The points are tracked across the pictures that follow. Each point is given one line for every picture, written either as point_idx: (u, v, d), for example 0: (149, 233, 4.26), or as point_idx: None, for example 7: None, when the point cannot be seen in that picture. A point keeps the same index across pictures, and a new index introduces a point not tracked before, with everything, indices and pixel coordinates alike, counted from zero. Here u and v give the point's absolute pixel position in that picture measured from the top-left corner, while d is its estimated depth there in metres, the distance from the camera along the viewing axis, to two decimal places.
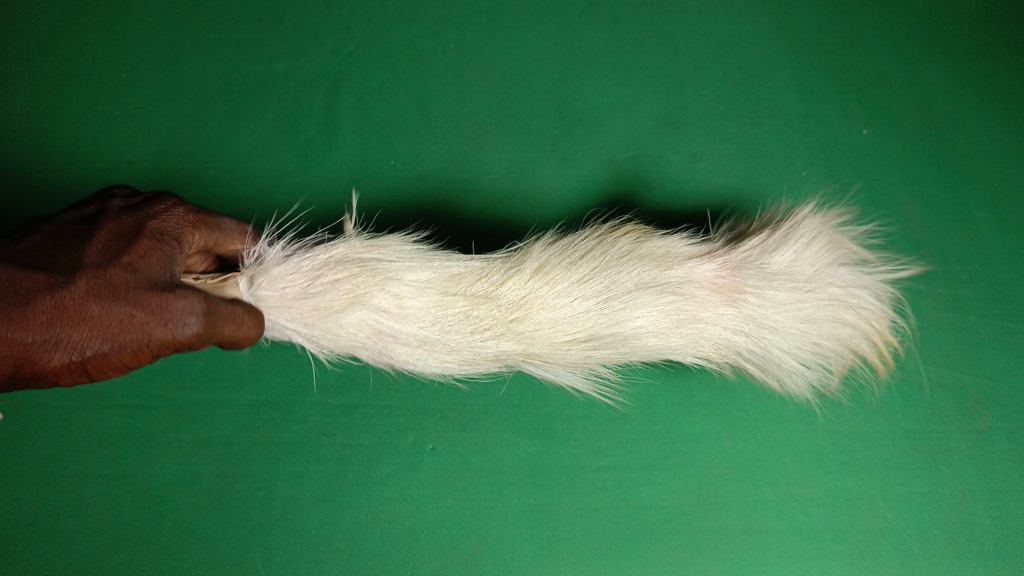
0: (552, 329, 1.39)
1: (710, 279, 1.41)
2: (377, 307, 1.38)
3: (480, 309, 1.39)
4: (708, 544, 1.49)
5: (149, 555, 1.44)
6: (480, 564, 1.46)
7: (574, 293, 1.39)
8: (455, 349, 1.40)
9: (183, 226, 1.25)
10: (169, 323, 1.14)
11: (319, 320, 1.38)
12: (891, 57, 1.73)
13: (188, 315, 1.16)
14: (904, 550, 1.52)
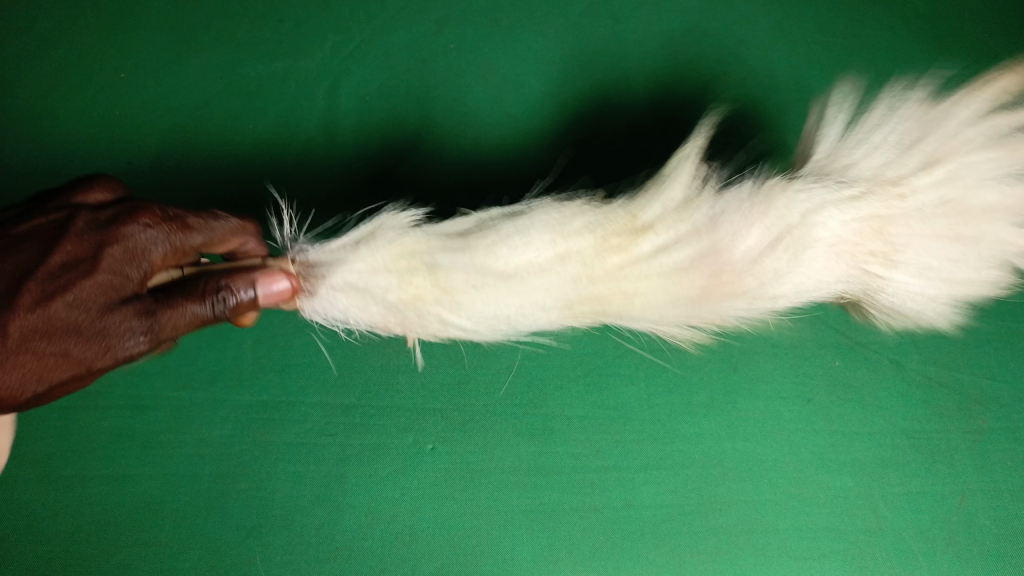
0: (667, 273, 1.13)
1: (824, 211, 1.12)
2: (460, 270, 1.12)
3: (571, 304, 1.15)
4: (774, 543, 1.25)
5: (149, 558, 1.25)
6: (477, 565, 1.24)
7: (667, 245, 1.13)
8: (572, 296, 1.14)
9: (156, 243, 1.00)
10: (128, 345, 0.97)
11: (398, 301, 1.14)
12: (931, 40, 1.54)
13: (146, 333, 0.97)
14: (980, 555, 1.25)
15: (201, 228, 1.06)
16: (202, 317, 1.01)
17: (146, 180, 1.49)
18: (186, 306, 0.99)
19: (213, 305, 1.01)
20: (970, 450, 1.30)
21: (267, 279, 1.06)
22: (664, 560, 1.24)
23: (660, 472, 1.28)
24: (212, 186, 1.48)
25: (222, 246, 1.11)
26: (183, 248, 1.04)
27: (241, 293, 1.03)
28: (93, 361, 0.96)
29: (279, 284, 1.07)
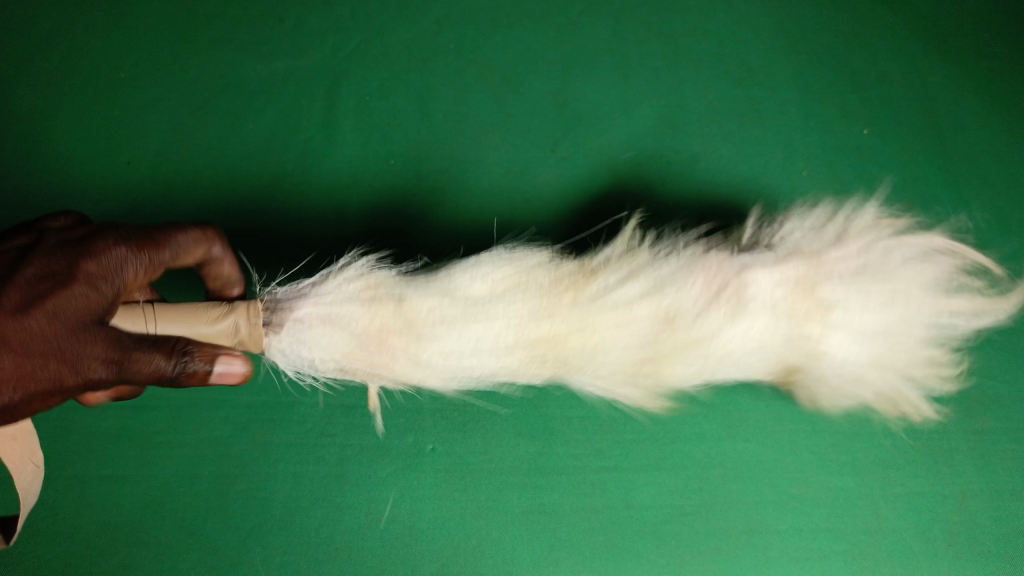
0: (607, 342, 1.16)
1: (775, 284, 1.16)
2: (427, 307, 1.14)
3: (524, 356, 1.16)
4: (774, 544, 1.25)
5: (149, 558, 1.25)
6: (477, 566, 1.23)
7: (619, 302, 1.15)
8: (539, 349, 1.16)
9: (123, 263, 1.00)
10: (93, 372, 0.94)
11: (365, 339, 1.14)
12: (929, 40, 1.55)
13: (109, 365, 0.95)
14: (980, 556, 1.25)
15: (169, 243, 1.05)
16: (159, 372, 0.97)
17: (144, 179, 1.46)
18: (150, 356, 0.96)
19: (174, 361, 0.97)
20: (972, 451, 1.29)
21: (227, 360, 1.02)
22: (665, 560, 1.24)
23: (661, 470, 1.28)
24: (210, 184, 1.45)
25: (191, 256, 1.10)
26: (153, 266, 1.03)
27: (204, 353, 1.00)
28: (59, 384, 0.94)
29: (237, 367, 1.03)
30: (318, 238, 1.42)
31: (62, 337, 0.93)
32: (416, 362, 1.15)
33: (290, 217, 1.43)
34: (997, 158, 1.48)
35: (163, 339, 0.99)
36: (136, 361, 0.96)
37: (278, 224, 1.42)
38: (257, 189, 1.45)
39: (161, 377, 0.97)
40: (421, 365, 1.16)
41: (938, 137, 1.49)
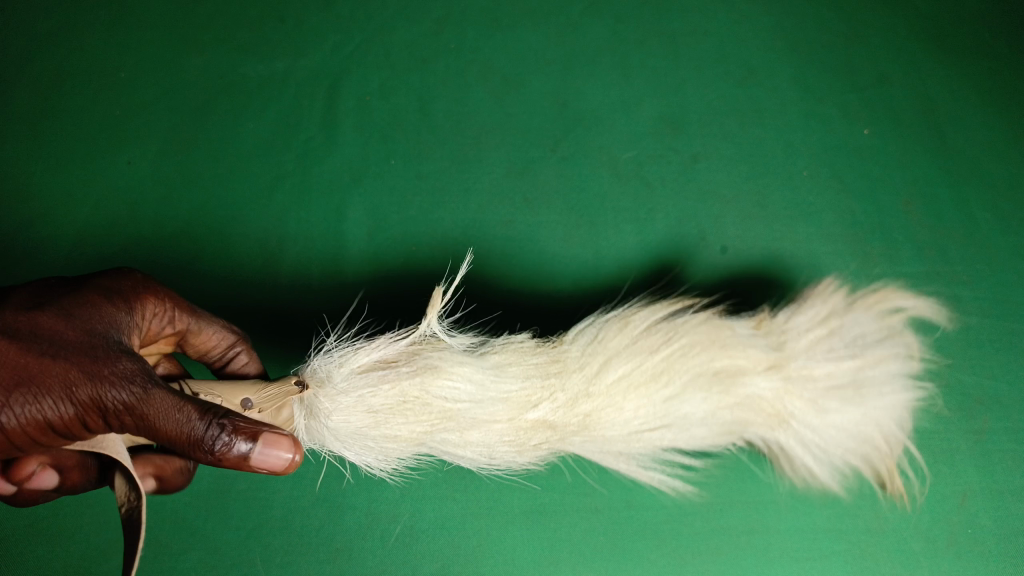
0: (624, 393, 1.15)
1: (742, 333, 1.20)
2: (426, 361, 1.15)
3: (541, 425, 1.15)
4: (774, 544, 1.25)
5: (150, 558, 1.24)
6: (477, 566, 1.23)
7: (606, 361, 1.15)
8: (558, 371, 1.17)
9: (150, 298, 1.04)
10: (106, 389, 0.86)
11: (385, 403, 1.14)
12: (929, 41, 1.56)
13: (135, 387, 0.87)
14: (981, 556, 1.24)
15: (199, 313, 1.12)
16: (191, 433, 0.86)
17: (144, 178, 1.45)
18: (185, 412, 0.86)
19: (210, 429, 0.85)
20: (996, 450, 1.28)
21: (272, 441, 0.89)
22: (665, 560, 1.24)
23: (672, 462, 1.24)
24: (211, 182, 1.45)
25: (211, 332, 1.13)
26: (176, 319, 1.08)
27: (245, 427, 0.88)
28: (67, 397, 0.84)
29: (282, 453, 0.89)
30: (316, 239, 1.40)
31: (88, 345, 0.87)
32: (453, 422, 1.14)
33: (290, 217, 1.42)
34: (998, 157, 1.47)
35: (199, 404, 0.88)
36: (161, 400, 0.87)
37: (278, 223, 1.42)
38: (258, 189, 1.44)
39: (190, 440, 0.86)
40: (455, 430, 1.15)
41: (939, 137, 1.49)
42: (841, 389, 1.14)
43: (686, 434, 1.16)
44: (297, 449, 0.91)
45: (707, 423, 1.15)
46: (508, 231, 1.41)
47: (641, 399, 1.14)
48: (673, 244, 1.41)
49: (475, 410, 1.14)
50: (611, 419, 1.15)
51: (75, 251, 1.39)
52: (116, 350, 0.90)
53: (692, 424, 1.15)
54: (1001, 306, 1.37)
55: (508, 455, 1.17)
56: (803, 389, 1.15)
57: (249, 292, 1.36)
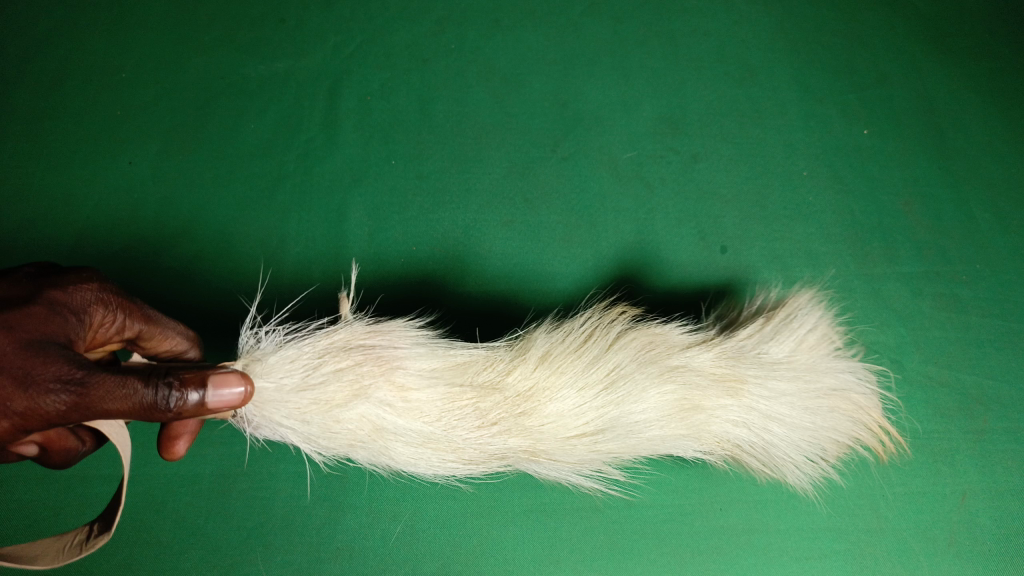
0: (562, 424, 1.14)
1: (710, 368, 1.17)
2: (379, 363, 1.10)
3: (487, 402, 1.14)
4: (774, 543, 1.24)
5: (150, 558, 1.24)
6: (477, 565, 1.23)
7: (563, 385, 1.16)
8: (505, 388, 1.15)
9: (92, 303, 0.98)
10: (44, 396, 0.83)
11: (323, 406, 1.07)
12: (928, 41, 1.56)
13: (70, 387, 0.84)
14: (982, 556, 1.24)
15: (148, 317, 1.06)
16: (143, 402, 0.87)
17: (144, 178, 1.46)
18: (131, 385, 0.86)
19: (160, 391, 0.87)
20: (992, 447, 1.29)
21: (220, 381, 0.93)
22: (665, 560, 1.23)
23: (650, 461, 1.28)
24: (211, 183, 1.45)
25: (155, 337, 1.08)
26: (124, 324, 1.02)
27: (193, 377, 0.90)
28: (4, 408, 0.82)
29: (233, 387, 0.94)
30: (317, 239, 1.41)
31: (12, 352, 0.83)
32: (389, 389, 1.09)
33: (290, 217, 1.42)
34: (997, 157, 1.48)
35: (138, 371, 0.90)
36: (104, 388, 0.85)
37: (279, 223, 1.42)
38: (258, 190, 1.45)
39: (145, 409, 0.87)
40: (392, 397, 1.10)
41: (938, 137, 1.49)
42: (795, 374, 1.19)
43: (646, 441, 1.17)
44: (247, 381, 0.96)
45: (662, 416, 1.15)
46: (508, 232, 1.42)
47: (578, 390, 1.15)
48: (672, 243, 1.41)
49: (411, 375, 1.11)
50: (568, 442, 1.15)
51: (77, 252, 1.39)
52: (57, 351, 0.86)
53: (642, 416, 1.15)
54: (1000, 306, 1.37)
55: (471, 438, 1.13)
56: (758, 401, 1.17)
57: (251, 293, 1.37)
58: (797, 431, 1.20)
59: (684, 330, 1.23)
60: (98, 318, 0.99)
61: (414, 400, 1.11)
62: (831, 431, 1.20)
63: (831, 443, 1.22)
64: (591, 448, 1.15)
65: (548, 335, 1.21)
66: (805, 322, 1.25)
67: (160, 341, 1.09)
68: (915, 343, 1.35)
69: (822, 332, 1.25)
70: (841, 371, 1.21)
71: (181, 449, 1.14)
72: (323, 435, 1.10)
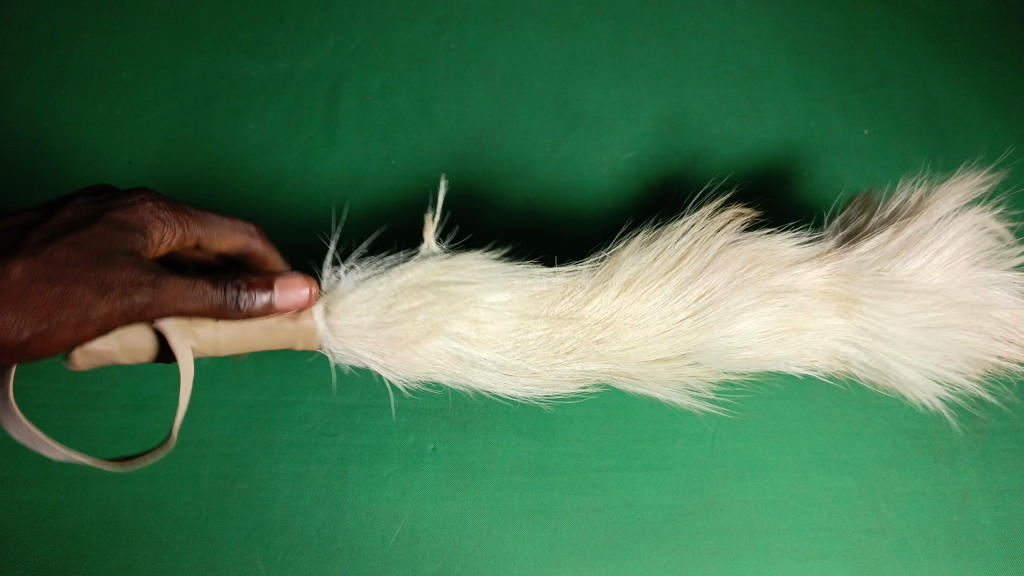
0: (644, 348, 1.21)
1: (818, 288, 1.19)
2: (455, 300, 1.15)
3: (564, 331, 1.19)
4: (774, 544, 1.24)
5: (150, 558, 1.24)
6: (477, 566, 1.23)
7: (649, 311, 1.20)
8: (585, 316, 1.19)
9: (150, 217, 1.02)
10: (123, 298, 0.93)
11: (398, 341, 1.16)
12: (929, 41, 1.56)
13: (147, 286, 0.94)
14: (983, 556, 1.24)
15: (205, 221, 1.10)
16: (215, 302, 0.97)
17: (144, 178, 1.46)
18: (200, 286, 0.97)
19: (228, 292, 0.97)
20: (992, 448, 1.29)
21: (286, 284, 1.01)
22: (665, 560, 1.23)
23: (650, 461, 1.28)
24: (211, 183, 1.45)
25: (223, 241, 1.13)
26: (183, 236, 1.07)
27: (258, 282, 1.00)
28: (89, 315, 0.92)
29: (298, 291, 1.02)
30: (317, 239, 1.41)
31: (86, 266, 0.92)
32: (465, 323, 1.16)
33: (290, 217, 1.42)
34: (998, 157, 1.48)
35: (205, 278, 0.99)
36: (176, 290, 0.96)
37: (278, 223, 1.42)
38: (258, 189, 1.45)
39: (217, 308, 0.98)
40: (466, 330, 1.17)
41: (939, 137, 1.49)
42: (920, 299, 1.20)
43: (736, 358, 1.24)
44: (311, 283, 1.04)
45: (762, 333, 1.20)
46: (508, 232, 1.42)
47: (664, 314, 1.20)
48: None
49: (484, 310, 1.17)
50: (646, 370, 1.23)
51: None
52: (128, 261, 0.95)
53: (740, 335, 1.20)
54: None
55: (551, 366, 1.21)
56: (876, 322, 1.20)
57: None
58: (925, 353, 1.22)
59: (795, 245, 1.22)
60: (159, 233, 1.02)
61: (493, 331, 1.18)
62: (961, 350, 1.22)
63: (974, 355, 1.23)
64: (675, 370, 1.23)
65: (640, 257, 1.22)
66: (931, 238, 1.22)
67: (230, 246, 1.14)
68: None
69: (953, 251, 1.22)
70: (976, 283, 1.21)
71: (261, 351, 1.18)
72: (401, 365, 1.20)
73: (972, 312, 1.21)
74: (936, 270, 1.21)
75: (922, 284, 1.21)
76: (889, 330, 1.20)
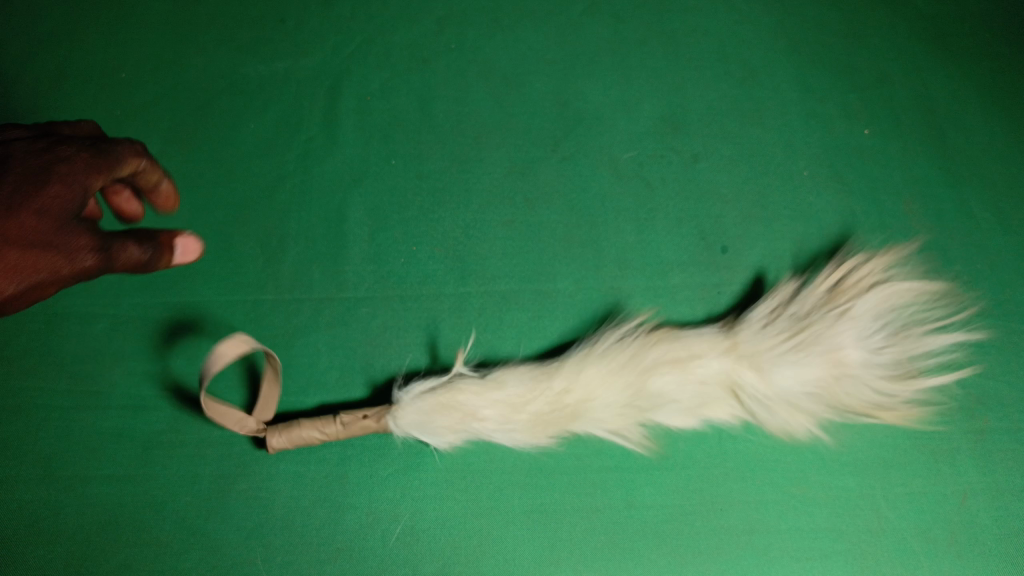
0: (597, 427, 1.27)
1: (714, 373, 1.28)
2: (470, 404, 1.25)
3: (532, 408, 1.26)
4: (775, 543, 1.24)
5: (150, 558, 1.23)
6: (477, 566, 1.22)
7: (599, 395, 1.27)
8: (552, 401, 1.26)
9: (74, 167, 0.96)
10: (80, 261, 0.93)
11: (436, 434, 1.25)
12: (928, 41, 1.56)
13: (93, 250, 0.94)
14: (983, 556, 1.24)
15: (114, 150, 1.02)
16: (138, 261, 0.97)
17: None
18: (129, 247, 0.96)
19: (147, 251, 0.97)
20: (993, 447, 1.29)
21: (190, 242, 1.01)
22: (665, 560, 1.23)
23: (650, 461, 1.28)
24: (211, 183, 1.45)
25: (124, 168, 1.03)
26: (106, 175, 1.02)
27: (165, 237, 0.99)
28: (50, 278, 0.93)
29: (188, 246, 1.01)
30: (317, 239, 1.40)
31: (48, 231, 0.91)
32: (472, 419, 1.25)
33: (290, 217, 1.42)
34: (999, 157, 1.48)
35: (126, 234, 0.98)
36: (125, 253, 0.96)
37: (278, 223, 1.42)
38: (258, 190, 1.45)
39: (139, 267, 0.98)
40: (477, 423, 1.26)
41: (939, 137, 1.49)
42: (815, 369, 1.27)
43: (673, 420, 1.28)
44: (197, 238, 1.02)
45: (683, 409, 1.27)
46: (509, 232, 1.41)
47: (613, 397, 1.27)
48: (672, 244, 1.41)
49: (477, 404, 1.25)
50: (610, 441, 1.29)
51: None
52: (65, 220, 0.93)
53: (668, 409, 1.27)
54: (1001, 305, 1.37)
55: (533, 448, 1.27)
56: (764, 395, 1.27)
57: (249, 293, 1.37)
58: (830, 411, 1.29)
59: (706, 332, 1.30)
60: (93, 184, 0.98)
61: (491, 407, 1.25)
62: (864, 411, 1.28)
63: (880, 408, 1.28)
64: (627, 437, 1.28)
65: (596, 343, 1.30)
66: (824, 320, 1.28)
67: (133, 169, 1.05)
68: None
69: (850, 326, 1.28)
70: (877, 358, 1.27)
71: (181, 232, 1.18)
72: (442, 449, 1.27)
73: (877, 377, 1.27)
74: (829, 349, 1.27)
75: (840, 342, 1.27)
76: (797, 403, 1.27)
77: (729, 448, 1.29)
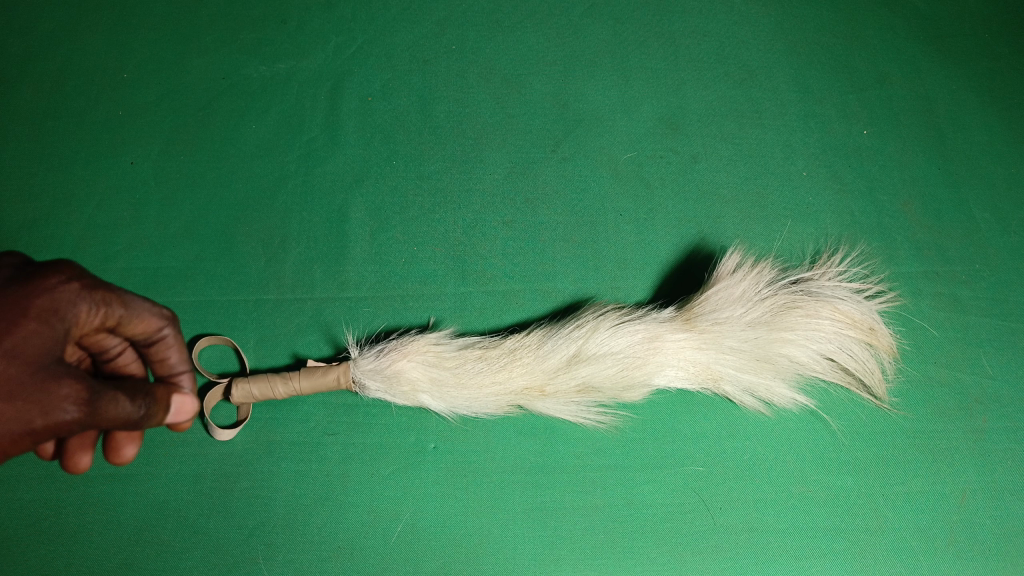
0: (547, 379, 1.31)
1: (664, 322, 1.32)
2: (432, 352, 1.31)
3: (492, 363, 1.31)
4: (774, 543, 1.24)
5: (151, 557, 1.24)
6: (477, 565, 1.23)
7: (550, 353, 1.32)
8: (510, 359, 1.32)
9: (77, 304, 0.86)
10: (60, 415, 0.80)
11: (392, 385, 1.29)
12: (928, 42, 1.57)
13: (80, 408, 0.80)
14: (982, 555, 1.24)
15: (129, 305, 0.93)
16: (126, 417, 0.85)
17: (145, 178, 1.47)
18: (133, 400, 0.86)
19: (140, 406, 0.87)
20: (993, 446, 1.30)
21: (180, 404, 0.94)
22: (665, 559, 1.23)
23: (648, 458, 1.28)
24: (212, 183, 1.46)
25: (138, 328, 0.96)
26: (104, 315, 0.90)
27: (163, 393, 0.90)
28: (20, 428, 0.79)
29: (188, 409, 0.96)
30: (318, 239, 1.41)
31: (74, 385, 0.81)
32: (433, 362, 1.30)
33: (292, 217, 1.43)
34: (998, 158, 1.48)
35: (130, 383, 0.87)
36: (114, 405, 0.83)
37: (280, 223, 1.43)
38: (259, 189, 1.45)
39: (127, 423, 0.86)
40: (438, 368, 1.30)
41: (939, 137, 1.50)
42: (746, 326, 1.30)
43: (610, 379, 1.30)
44: (195, 394, 0.97)
45: (623, 367, 1.30)
46: (509, 231, 1.42)
47: (562, 353, 1.32)
48: (671, 243, 1.41)
49: (442, 357, 1.31)
50: (556, 408, 1.30)
51: (78, 250, 1.40)
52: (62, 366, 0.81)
53: (609, 356, 1.30)
54: (999, 305, 1.38)
55: (488, 402, 1.30)
56: (704, 350, 1.30)
57: (251, 292, 1.38)
58: (753, 380, 1.29)
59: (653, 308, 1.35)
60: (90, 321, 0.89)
61: (449, 360, 1.31)
62: (784, 380, 1.30)
63: (805, 372, 1.31)
64: (572, 389, 1.31)
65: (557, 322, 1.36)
66: (762, 281, 1.33)
67: (148, 329, 0.97)
68: (915, 344, 1.35)
69: (781, 292, 1.32)
70: (816, 314, 1.29)
71: (90, 462, 1.03)
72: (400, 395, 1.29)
73: (811, 339, 1.29)
74: (767, 303, 1.31)
75: (774, 300, 1.31)
76: (723, 372, 1.29)
77: (732, 448, 1.29)
